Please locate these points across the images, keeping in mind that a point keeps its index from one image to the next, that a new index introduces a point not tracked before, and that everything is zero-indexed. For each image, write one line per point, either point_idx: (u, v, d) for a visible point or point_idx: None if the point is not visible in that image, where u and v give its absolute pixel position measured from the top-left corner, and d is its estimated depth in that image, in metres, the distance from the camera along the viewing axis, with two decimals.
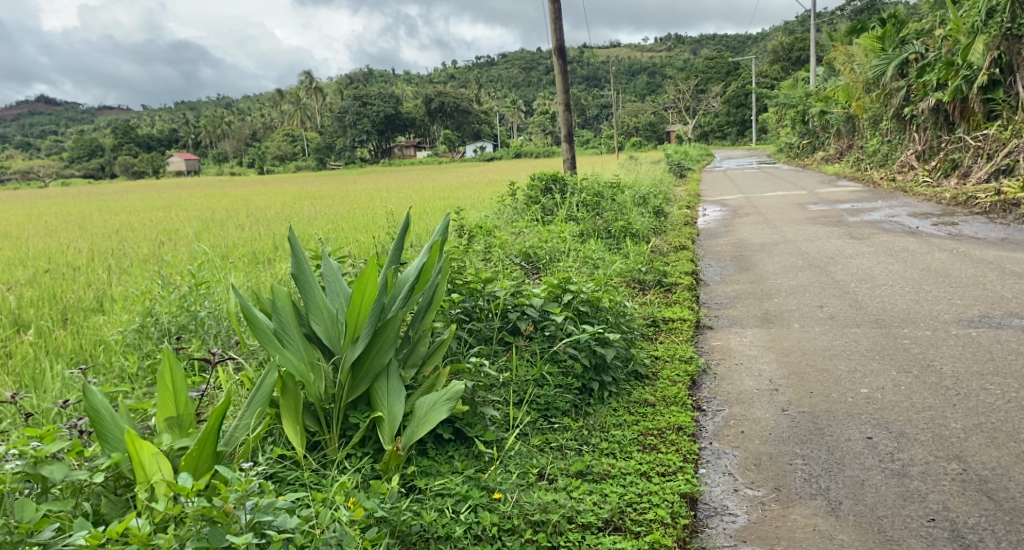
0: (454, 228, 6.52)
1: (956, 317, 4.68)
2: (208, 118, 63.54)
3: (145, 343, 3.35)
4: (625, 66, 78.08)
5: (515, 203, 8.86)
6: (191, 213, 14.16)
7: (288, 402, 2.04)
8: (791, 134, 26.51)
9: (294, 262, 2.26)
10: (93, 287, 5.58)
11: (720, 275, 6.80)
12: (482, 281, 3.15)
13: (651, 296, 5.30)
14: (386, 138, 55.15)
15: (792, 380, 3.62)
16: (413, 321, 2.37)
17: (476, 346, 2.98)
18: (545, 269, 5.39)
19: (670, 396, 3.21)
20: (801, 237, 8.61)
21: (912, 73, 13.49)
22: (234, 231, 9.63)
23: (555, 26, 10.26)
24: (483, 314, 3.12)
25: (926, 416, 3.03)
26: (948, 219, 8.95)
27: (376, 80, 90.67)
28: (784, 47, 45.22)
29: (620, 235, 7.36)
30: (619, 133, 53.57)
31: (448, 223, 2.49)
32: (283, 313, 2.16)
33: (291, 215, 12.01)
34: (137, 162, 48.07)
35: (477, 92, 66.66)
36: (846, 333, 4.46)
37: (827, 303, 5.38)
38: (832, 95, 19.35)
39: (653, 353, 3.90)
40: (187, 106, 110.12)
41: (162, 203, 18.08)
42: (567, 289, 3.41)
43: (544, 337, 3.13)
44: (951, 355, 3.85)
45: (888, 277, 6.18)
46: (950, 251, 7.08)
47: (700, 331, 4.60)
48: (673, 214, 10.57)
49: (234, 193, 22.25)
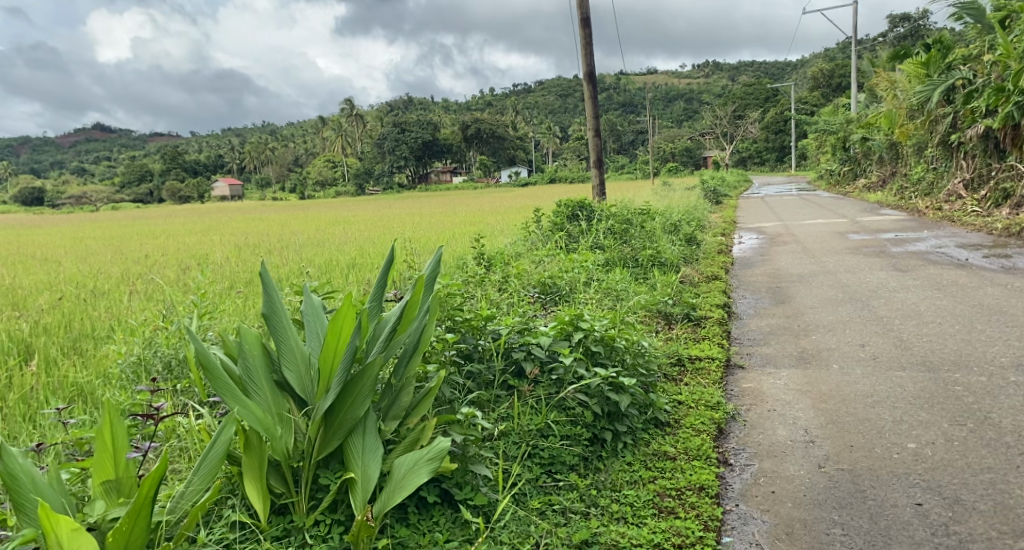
0: (474, 256, 6.32)
1: (1014, 361, 4.29)
2: (252, 145, 65.17)
3: (140, 377, 3.11)
4: (662, 92, 77.95)
5: (541, 230, 8.63)
6: (225, 237, 14.28)
7: (250, 459, 1.79)
8: (830, 161, 25.97)
9: (266, 300, 2.01)
10: (110, 312, 5.48)
11: (754, 307, 6.44)
12: (483, 319, 2.87)
13: (677, 331, 4.98)
14: (423, 164, 55.75)
15: (831, 431, 3.28)
16: (397, 366, 2.11)
17: (474, 392, 2.69)
18: (565, 301, 5.12)
19: (692, 449, 2.92)
20: (841, 268, 8.21)
21: (959, 99, 13.03)
22: (262, 257, 9.60)
23: (586, 51, 10.12)
24: (484, 355, 2.84)
25: (985, 480, 2.68)
26: (1001, 251, 8.46)
27: (414, 106, 92.03)
28: (824, 73, 44.63)
29: (647, 264, 7.09)
30: (656, 159, 53.23)
31: (438, 257, 2.25)
32: (250, 358, 1.92)
33: (320, 240, 11.98)
34: (183, 187, 49.35)
35: (513, 117, 67.11)
36: (890, 377, 4.09)
37: (869, 341, 5.01)
38: (872, 121, 18.82)
39: (675, 398, 3.59)
40: (231, 131, 113.01)
41: (199, 227, 18.35)
42: (578, 327, 3.15)
43: (551, 381, 2.85)
44: (1011, 406, 3.47)
45: (936, 314, 5.76)
46: (1003, 286, 6.64)
47: (730, 371, 4.27)
48: (707, 242, 10.24)
49: (271, 218, 22.51)
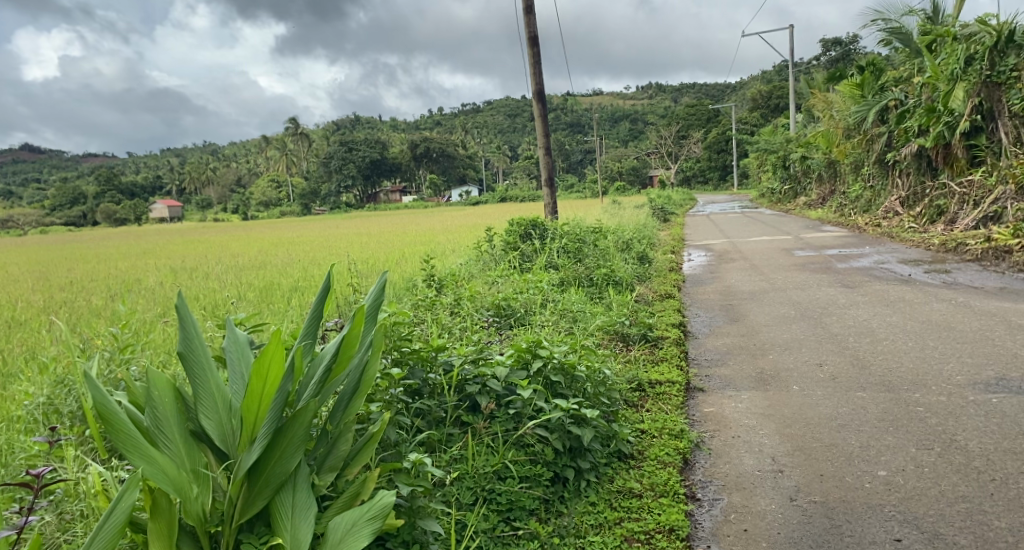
0: (422, 279, 6.07)
1: (971, 379, 4.26)
2: (192, 166, 63.58)
3: (48, 420, 2.73)
4: (608, 112, 79.19)
5: (493, 250, 8.40)
6: (161, 260, 13.66)
7: (158, 526, 1.49)
8: (772, 180, 26.59)
9: (181, 336, 1.74)
10: (24, 344, 5.03)
11: (709, 326, 6.35)
12: (434, 349, 2.61)
13: (635, 353, 4.82)
14: (371, 184, 55.13)
15: (799, 459, 3.14)
16: (334, 409, 1.85)
17: (424, 432, 2.42)
18: (520, 323, 4.91)
19: (658, 485, 2.74)
20: (791, 284, 8.24)
21: (892, 119, 13.44)
22: (199, 281, 9.14)
23: (534, 70, 10.04)
24: (435, 391, 2.57)
25: (961, 510, 2.59)
26: (940, 266, 8.63)
27: (363, 125, 91.16)
28: (762, 95, 45.95)
29: (602, 283, 6.97)
30: (603, 177, 53.85)
31: (382, 284, 2.00)
32: (160, 406, 1.64)
33: (263, 262, 11.55)
34: (118, 210, 47.54)
35: (461, 136, 67.10)
36: (851, 398, 4.00)
37: (826, 360, 4.95)
38: (812, 141, 19.29)
39: (637, 426, 3.40)
40: (172, 150, 109.97)
41: (136, 249, 17.59)
42: (537, 354, 2.93)
43: (509, 415, 2.62)
44: (975, 427, 3.41)
45: (888, 331, 5.75)
46: (948, 301, 6.71)
47: (691, 395, 4.11)
48: (658, 260, 10.21)
49: (213, 239, 21.77)
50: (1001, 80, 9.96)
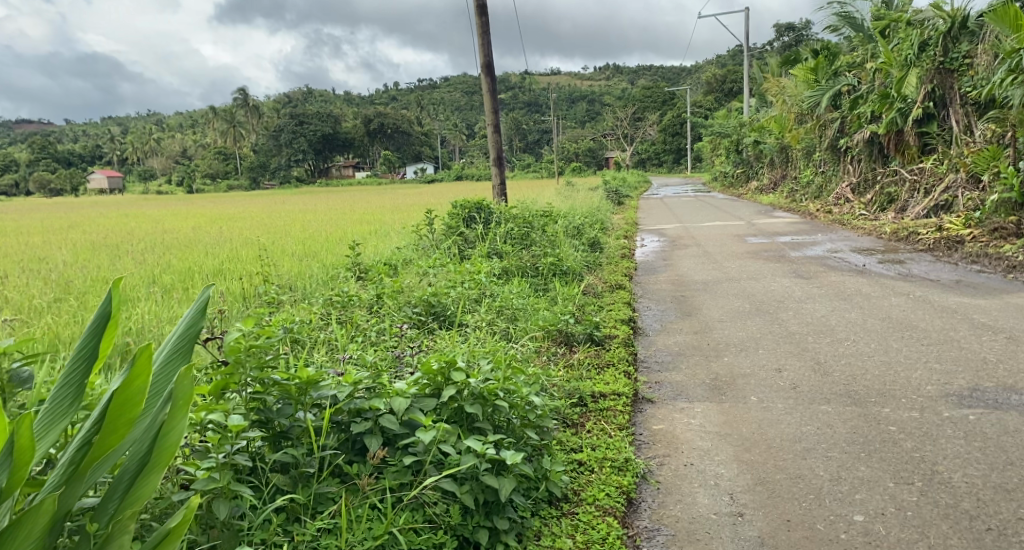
0: (344, 271, 5.43)
1: (942, 391, 3.86)
2: (135, 136, 61.03)
3: None
4: (565, 92, 78.50)
5: (432, 233, 7.73)
6: (82, 234, 12.66)
7: None
8: (725, 164, 26.37)
9: None
10: None
11: (659, 321, 5.89)
12: (304, 381, 2.02)
13: (577, 357, 4.30)
14: (323, 158, 53.64)
15: (760, 497, 2.67)
16: (108, 499, 1.28)
17: (284, 496, 1.85)
18: (447, 324, 4.34)
19: (595, 542, 2.21)
20: (745, 273, 7.87)
21: (846, 104, 13.18)
22: (113, 260, 8.31)
23: (482, 40, 9.39)
24: (303, 438, 1.99)
25: None
26: (894, 256, 8.32)
27: (314, 99, 88.47)
28: (718, 79, 45.79)
29: (547, 273, 6.45)
30: (560, 158, 53.40)
31: (201, 306, 1.40)
32: None
33: (189, 241, 10.72)
34: (54, 178, 44.80)
35: (417, 112, 65.64)
36: (816, 414, 3.55)
37: (785, 365, 4.50)
38: (765, 124, 19.01)
39: (573, 457, 2.88)
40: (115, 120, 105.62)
41: (62, 223, 16.40)
42: (451, 379, 2.38)
43: (406, 465, 2.07)
44: (955, 454, 2.99)
45: (848, 329, 5.37)
46: (907, 296, 6.38)
47: (639, 410, 3.61)
48: (609, 245, 9.74)
49: (149, 213, 20.56)
50: (954, 66, 9.68)
